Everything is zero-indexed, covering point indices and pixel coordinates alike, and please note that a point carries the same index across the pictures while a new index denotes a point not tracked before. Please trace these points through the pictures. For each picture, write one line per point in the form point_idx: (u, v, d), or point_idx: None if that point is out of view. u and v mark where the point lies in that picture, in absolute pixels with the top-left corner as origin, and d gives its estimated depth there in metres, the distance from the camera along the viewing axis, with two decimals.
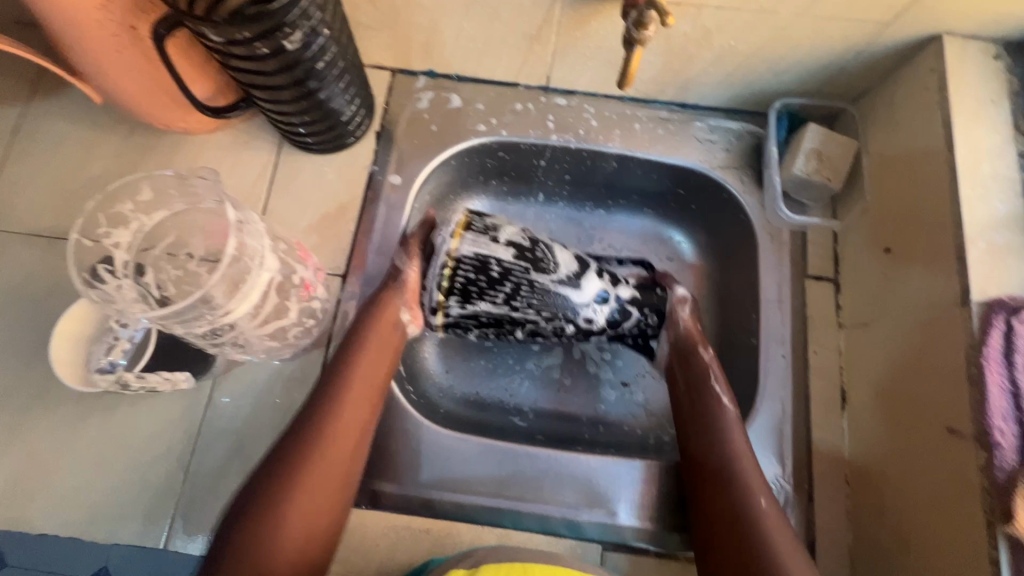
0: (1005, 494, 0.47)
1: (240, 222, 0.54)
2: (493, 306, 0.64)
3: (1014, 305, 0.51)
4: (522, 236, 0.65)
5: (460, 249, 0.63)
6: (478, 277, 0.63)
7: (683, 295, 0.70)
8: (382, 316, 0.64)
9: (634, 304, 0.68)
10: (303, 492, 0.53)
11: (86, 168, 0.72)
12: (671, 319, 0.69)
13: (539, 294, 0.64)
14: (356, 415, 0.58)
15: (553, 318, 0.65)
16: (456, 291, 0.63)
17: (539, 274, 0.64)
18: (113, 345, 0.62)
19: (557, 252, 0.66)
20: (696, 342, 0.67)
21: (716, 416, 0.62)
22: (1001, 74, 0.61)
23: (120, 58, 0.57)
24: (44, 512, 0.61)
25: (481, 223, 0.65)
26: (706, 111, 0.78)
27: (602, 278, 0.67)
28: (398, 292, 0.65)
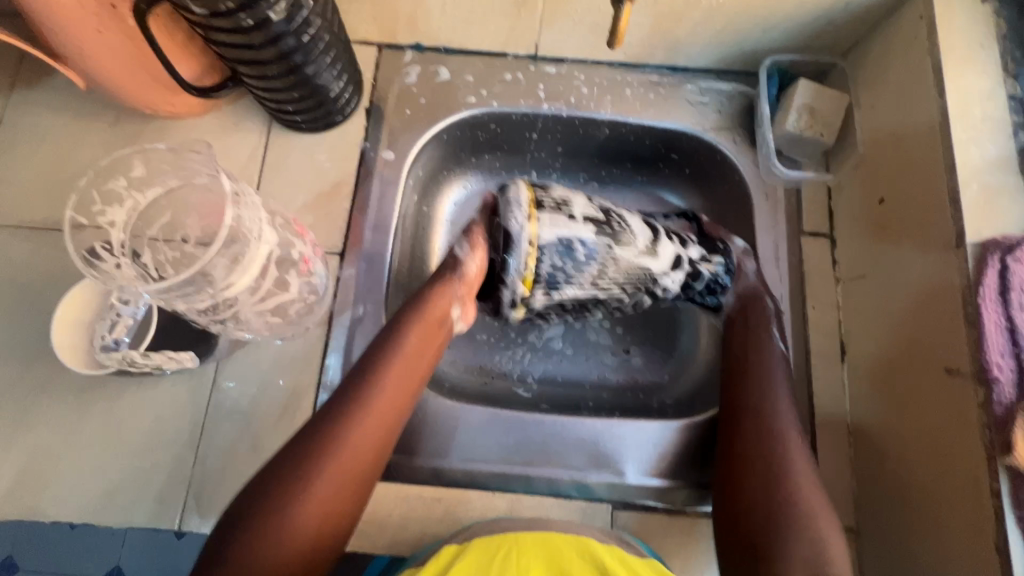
0: (1004, 427, 0.48)
1: (236, 194, 0.54)
2: (581, 288, 0.63)
3: (1009, 244, 0.51)
4: (594, 209, 0.64)
5: (539, 234, 0.60)
6: (561, 260, 0.61)
7: (743, 248, 0.71)
8: (432, 313, 0.60)
9: (704, 262, 0.68)
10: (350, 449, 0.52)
11: (75, 155, 0.71)
12: (739, 271, 0.70)
13: (624, 270, 0.64)
14: (410, 373, 0.58)
15: (637, 291, 0.65)
16: (541, 281, 0.61)
17: (621, 249, 0.63)
18: (116, 323, 0.62)
19: (629, 222, 0.65)
20: (755, 296, 0.68)
21: (763, 371, 0.63)
22: (991, 17, 0.60)
23: (103, 37, 0.56)
24: (56, 499, 0.62)
25: (551, 200, 0.62)
26: (697, 73, 0.77)
27: (673, 242, 0.67)
28: (452, 284, 0.62)
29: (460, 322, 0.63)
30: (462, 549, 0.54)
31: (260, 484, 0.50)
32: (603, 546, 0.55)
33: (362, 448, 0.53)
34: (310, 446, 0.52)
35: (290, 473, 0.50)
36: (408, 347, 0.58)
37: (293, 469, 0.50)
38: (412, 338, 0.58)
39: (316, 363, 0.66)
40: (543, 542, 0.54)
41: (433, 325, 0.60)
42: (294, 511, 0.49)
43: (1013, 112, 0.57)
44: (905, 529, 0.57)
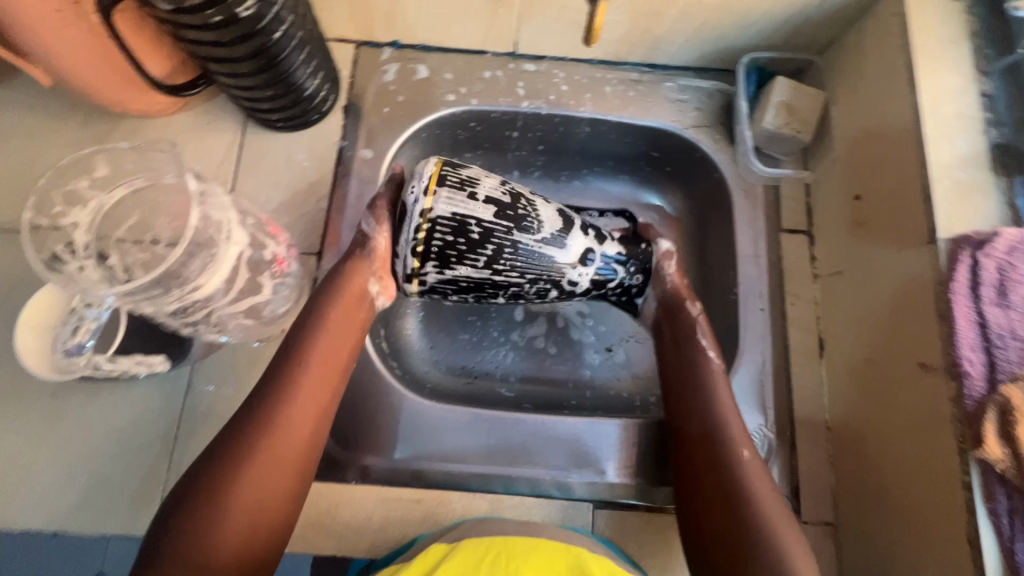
0: (975, 421, 0.48)
1: (204, 193, 0.52)
2: (474, 271, 0.59)
3: (979, 239, 0.51)
4: (502, 192, 0.59)
5: (434, 208, 0.57)
6: (455, 239, 0.57)
7: (671, 249, 0.69)
8: (346, 289, 0.59)
9: (622, 261, 0.65)
10: (255, 479, 0.49)
11: (44, 155, 0.69)
12: (658, 275, 0.68)
13: (522, 256, 0.59)
14: (318, 392, 0.54)
15: (537, 280, 0.61)
16: (432, 256, 0.57)
17: (522, 234, 0.59)
18: (79, 326, 0.59)
19: (539, 209, 0.61)
20: (681, 295, 0.66)
21: (695, 373, 0.61)
22: (962, 15, 0.61)
23: (67, 33, 0.55)
24: (26, 508, 0.60)
25: (457, 175, 0.58)
26: (676, 72, 0.78)
27: (587, 235, 0.63)
28: (365, 262, 0.61)
29: (382, 296, 0.63)
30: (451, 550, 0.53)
31: (161, 527, 0.46)
32: (593, 560, 0.53)
33: (267, 476, 0.49)
34: (212, 480, 0.48)
35: (191, 511, 0.46)
36: (334, 317, 0.58)
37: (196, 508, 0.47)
38: (336, 312, 0.58)
39: None
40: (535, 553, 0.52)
41: (351, 302, 0.59)
42: (220, 514, 0.47)
43: (983, 109, 0.58)
44: (879, 523, 0.58)
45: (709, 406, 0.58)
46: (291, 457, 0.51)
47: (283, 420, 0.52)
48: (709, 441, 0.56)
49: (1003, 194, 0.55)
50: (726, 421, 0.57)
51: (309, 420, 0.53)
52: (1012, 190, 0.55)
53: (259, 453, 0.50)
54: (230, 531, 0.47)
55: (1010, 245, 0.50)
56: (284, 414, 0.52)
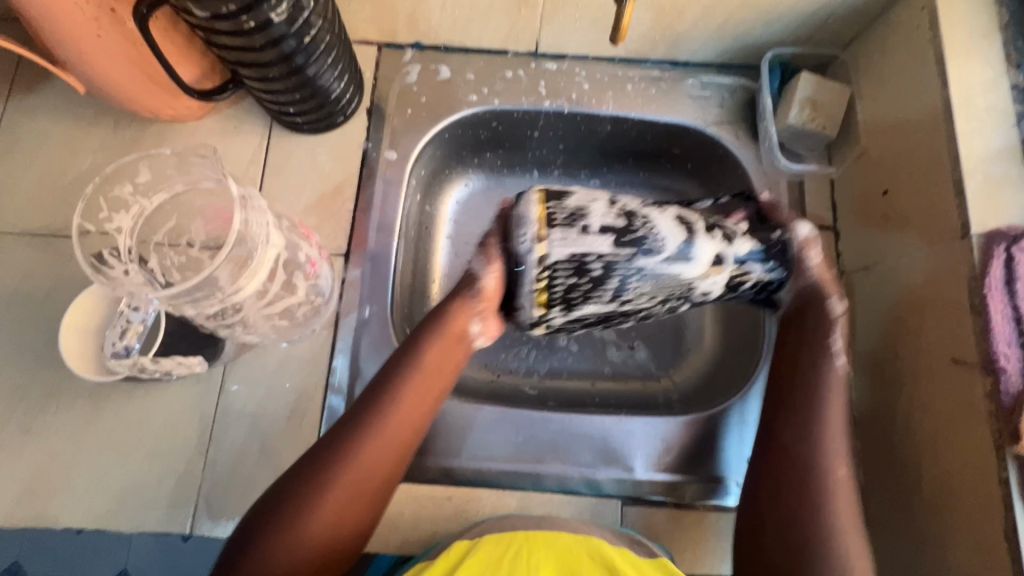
0: (1011, 415, 0.48)
1: (243, 198, 0.53)
2: (601, 303, 0.57)
3: (1013, 235, 0.52)
4: (614, 215, 0.56)
5: (550, 253, 0.54)
6: (577, 279, 0.55)
7: (810, 234, 0.63)
8: (449, 333, 0.57)
9: (757, 259, 0.60)
10: (345, 489, 0.50)
11: (76, 161, 0.70)
12: (800, 265, 0.63)
13: (647, 279, 0.56)
14: (411, 413, 0.54)
15: (669, 299, 0.59)
16: (558, 300, 0.55)
17: (643, 256, 0.55)
18: (126, 329, 0.62)
19: (655, 224, 0.57)
20: (822, 292, 0.61)
21: (812, 386, 0.58)
22: (992, 7, 0.60)
23: (104, 42, 0.56)
24: (67, 506, 0.62)
25: (564, 211, 0.55)
26: (698, 68, 0.77)
27: (714, 238, 0.58)
28: (471, 302, 0.57)
29: (482, 337, 0.59)
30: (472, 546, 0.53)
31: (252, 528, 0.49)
32: (615, 550, 0.54)
33: (356, 487, 0.51)
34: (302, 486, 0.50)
35: (278, 518, 0.49)
36: (431, 355, 0.56)
37: (288, 513, 0.49)
38: (430, 352, 0.56)
39: (323, 365, 0.66)
40: (558, 546, 0.53)
41: (450, 342, 0.56)
42: (305, 522, 0.49)
43: (1015, 102, 0.57)
44: (910, 519, 0.58)
45: (814, 421, 0.56)
46: (379, 471, 0.52)
47: (374, 437, 0.52)
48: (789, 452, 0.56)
49: None
50: (827, 433, 0.56)
51: (399, 438, 0.53)
52: None
53: (349, 466, 0.51)
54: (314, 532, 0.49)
55: None
56: (375, 430, 0.52)
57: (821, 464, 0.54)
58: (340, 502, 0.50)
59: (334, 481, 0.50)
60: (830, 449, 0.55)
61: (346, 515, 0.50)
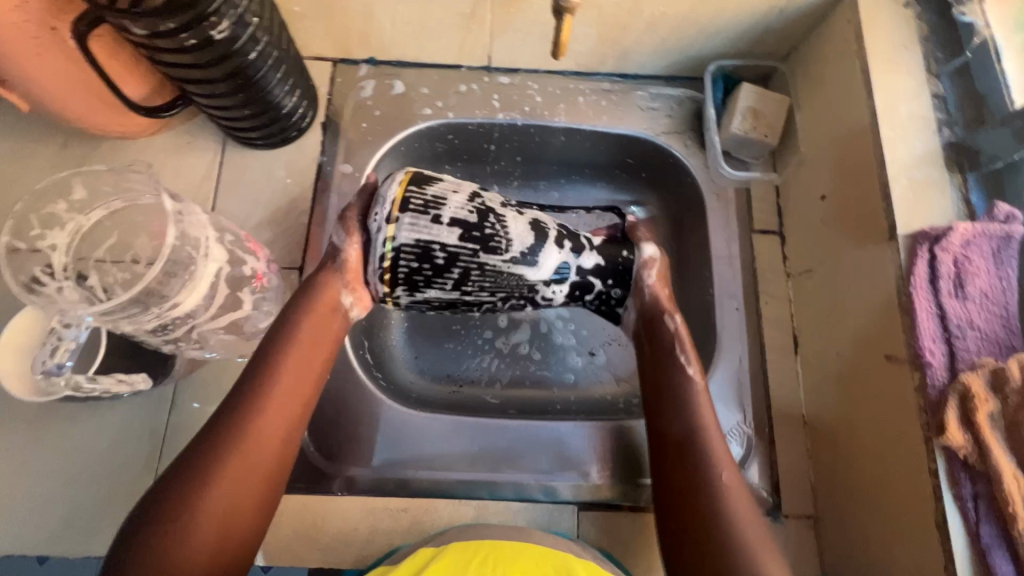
0: (938, 408, 0.50)
1: (180, 213, 0.53)
2: (441, 291, 0.59)
3: (936, 235, 0.53)
4: (469, 210, 0.58)
5: (398, 235, 0.56)
6: (417, 269, 0.59)
7: (653, 254, 0.66)
8: (317, 305, 0.57)
9: (597, 274, 0.63)
10: (223, 484, 0.47)
11: (24, 179, 0.70)
12: (637, 285, 0.65)
13: (491, 277, 0.59)
14: (288, 397, 0.53)
15: (509, 299, 0.61)
16: (400, 282, 0.58)
17: (490, 254, 0.58)
18: (57, 347, 0.58)
19: (510, 224, 0.59)
20: (661, 309, 0.62)
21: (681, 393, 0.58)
22: (914, 20, 0.63)
23: (43, 60, 0.56)
24: (7, 533, 0.60)
25: (422, 197, 0.56)
26: (647, 80, 0.80)
27: (563, 249, 0.61)
28: (336, 275, 0.59)
29: (358, 310, 0.60)
30: (438, 552, 0.53)
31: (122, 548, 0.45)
32: (580, 563, 0.53)
33: (237, 482, 0.48)
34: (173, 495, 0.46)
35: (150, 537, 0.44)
36: (301, 334, 0.56)
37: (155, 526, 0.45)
38: (305, 327, 0.56)
39: None
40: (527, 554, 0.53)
41: (324, 316, 0.57)
42: (187, 523, 0.45)
43: (937, 110, 0.60)
44: (859, 514, 0.59)
45: (690, 415, 0.56)
46: (259, 463, 0.49)
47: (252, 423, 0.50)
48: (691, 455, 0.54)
49: (958, 190, 0.57)
50: (709, 435, 0.55)
51: (276, 430, 0.51)
52: (966, 186, 0.57)
53: (229, 455, 0.48)
54: (197, 540, 0.45)
55: (964, 239, 0.52)
56: (253, 416, 0.50)
57: (714, 465, 0.53)
58: (221, 500, 0.47)
59: (211, 477, 0.47)
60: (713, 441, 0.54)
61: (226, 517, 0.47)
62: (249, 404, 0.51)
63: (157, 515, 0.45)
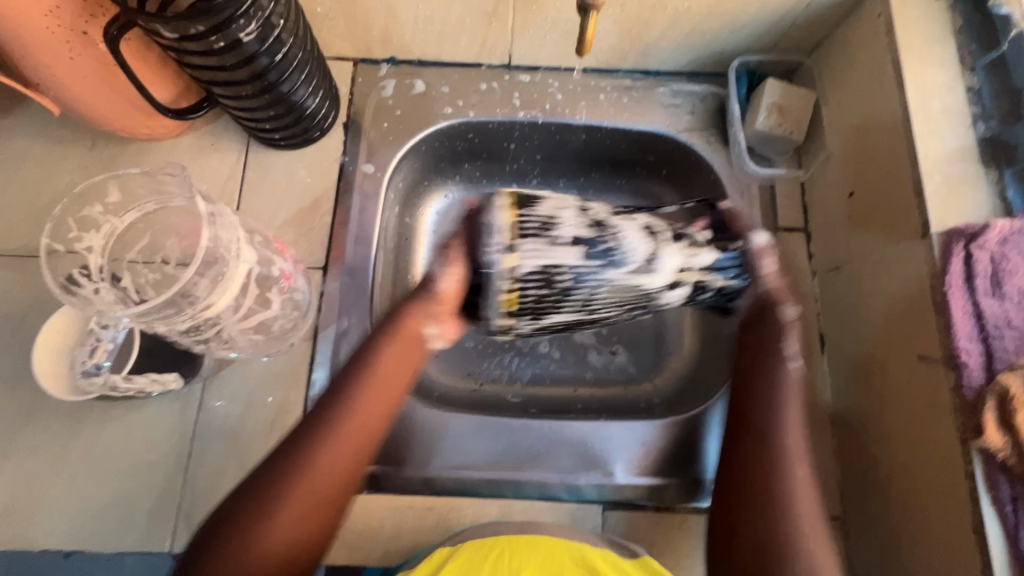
0: (975, 410, 0.49)
1: (212, 215, 0.54)
2: (567, 313, 0.55)
3: (971, 232, 0.52)
4: (585, 224, 0.53)
5: (521, 264, 0.51)
6: (544, 289, 0.52)
7: (765, 242, 0.61)
8: (402, 332, 0.54)
9: (715, 271, 0.58)
10: (295, 505, 0.48)
11: (54, 181, 0.71)
12: (753, 276, 0.61)
13: (607, 293, 0.54)
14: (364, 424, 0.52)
15: (632, 308, 0.57)
16: (528, 310, 0.53)
17: (611, 269, 0.53)
18: (95, 348, 0.62)
19: (624, 234, 0.54)
20: (771, 300, 0.61)
21: (771, 379, 0.58)
22: (945, 12, 0.62)
23: (75, 63, 0.57)
24: (44, 528, 0.61)
25: (536, 220, 0.52)
26: (669, 77, 0.79)
27: (681, 248, 0.56)
28: (424, 304, 0.54)
29: (440, 339, 0.56)
30: (453, 550, 0.54)
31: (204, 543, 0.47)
32: (594, 551, 0.55)
33: (308, 502, 0.49)
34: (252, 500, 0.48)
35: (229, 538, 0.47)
36: (384, 359, 0.53)
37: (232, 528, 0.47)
38: (383, 359, 0.53)
39: (303, 377, 0.66)
40: (543, 552, 0.53)
41: (406, 345, 0.54)
42: (265, 531, 0.47)
43: (970, 104, 0.59)
44: (888, 515, 0.59)
45: (777, 409, 0.56)
46: (335, 478, 0.50)
47: (326, 451, 0.50)
48: (761, 442, 0.55)
49: (993, 186, 0.56)
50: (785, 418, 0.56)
51: (352, 448, 0.51)
52: (1002, 182, 0.56)
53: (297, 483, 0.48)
54: (267, 549, 0.47)
55: (1002, 236, 0.51)
56: (329, 441, 0.50)
57: (785, 456, 0.54)
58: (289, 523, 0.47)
59: (281, 496, 0.48)
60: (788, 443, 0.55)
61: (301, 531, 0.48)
62: (330, 417, 0.51)
63: (240, 516, 0.47)
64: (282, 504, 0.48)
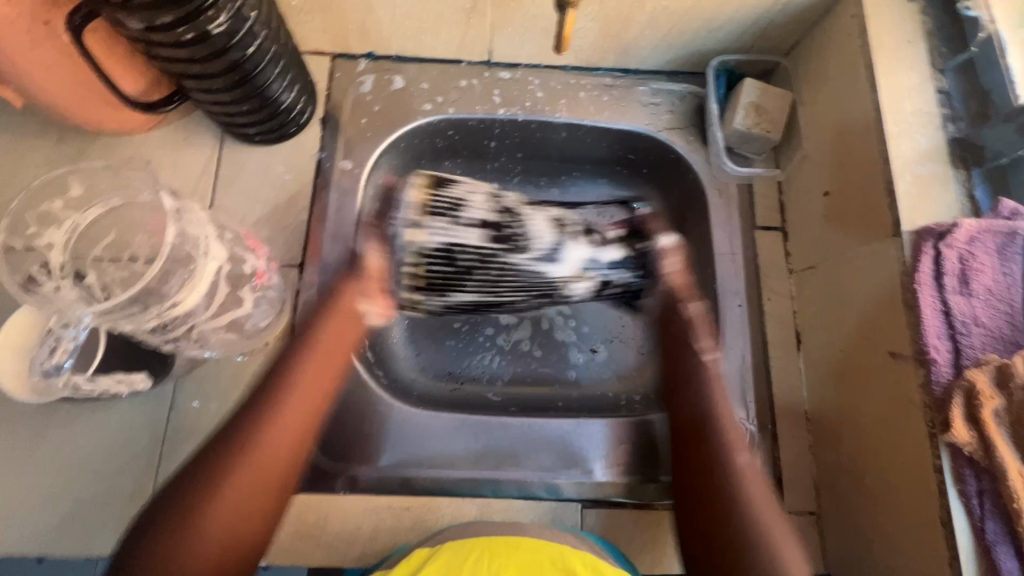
0: (943, 406, 0.50)
1: (180, 210, 0.52)
2: (470, 292, 0.63)
3: (940, 231, 0.53)
4: (492, 212, 0.62)
5: (428, 239, 0.60)
6: (448, 267, 0.61)
7: (671, 244, 0.66)
8: (341, 308, 0.60)
9: (616, 266, 0.64)
10: (238, 486, 0.47)
11: (19, 176, 0.69)
12: (655, 273, 0.66)
13: (514, 276, 0.62)
14: (305, 402, 0.53)
15: (534, 293, 0.64)
16: (431, 285, 0.62)
17: (514, 254, 0.62)
18: (56, 347, 0.59)
19: (530, 225, 0.63)
20: (676, 296, 0.65)
21: (694, 376, 0.62)
22: (917, 15, 0.63)
23: (36, 54, 0.55)
24: (5, 534, 0.59)
25: (445, 201, 0.61)
26: (648, 75, 0.79)
27: (582, 244, 0.63)
28: (355, 282, 0.61)
29: (376, 316, 0.62)
30: (432, 552, 0.52)
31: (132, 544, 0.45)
32: (572, 552, 0.53)
33: (253, 485, 0.48)
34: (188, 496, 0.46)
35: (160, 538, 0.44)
36: (325, 333, 0.58)
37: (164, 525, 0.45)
38: (326, 329, 0.58)
39: None
40: (520, 555, 0.52)
41: (342, 317, 0.59)
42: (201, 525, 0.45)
43: (941, 105, 0.60)
44: (861, 510, 0.60)
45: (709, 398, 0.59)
46: (272, 465, 0.49)
47: (266, 430, 0.50)
48: (704, 441, 0.56)
49: (962, 186, 0.57)
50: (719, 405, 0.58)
51: (291, 434, 0.51)
52: (970, 183, 0.57)
53: (242, 463, 0.48)
54: (210, 535, 0.45)
55: (969, 235, 0.52)
56: (271, 421, 0.51)
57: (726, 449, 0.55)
58: (235, 505, 0.47)
59: (224, 478, 0.47)
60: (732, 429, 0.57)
61: (246, 515, 0.47)
62: (263, 408, 0.52)
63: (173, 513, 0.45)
64: (226, 487, 0.47)
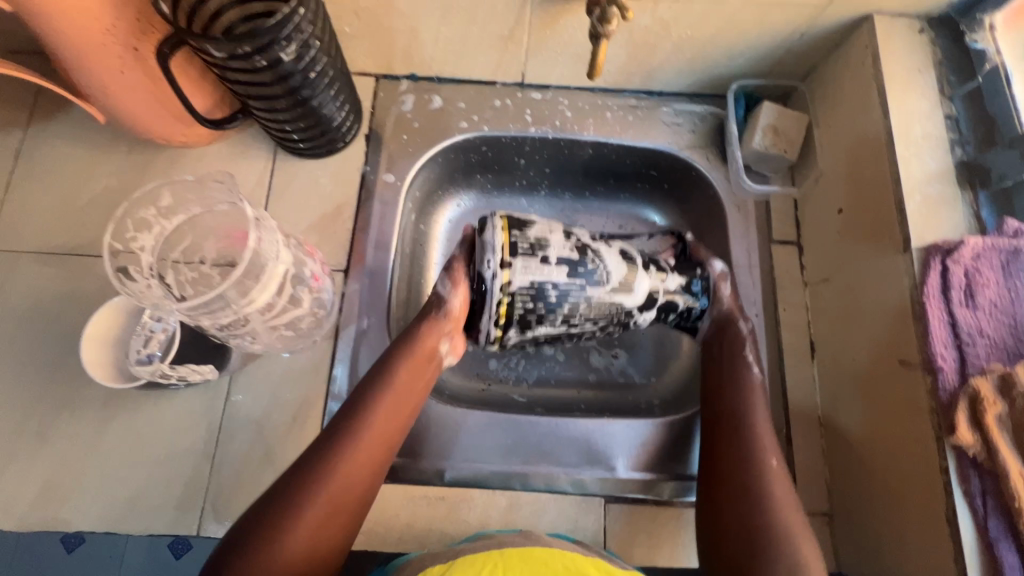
0: (949, 410, 0.54)
1: (257, 219, 0.58)
2: (552, 327, 0.66)
3: (947, 248, 0.57)
4: (571, 249, 0.65)
5: (512, 281, 0.62)
6: (534, 306, 0.63)
7: (722, 270, 0.73)
8: (420, 348, 0.64)
9: (681, 293, 0.71)
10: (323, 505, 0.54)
11: (92, 184, 0.75)
12: (716, 296, 0.72)
13: (595, 308, 0.66)
14: (383, 438, 0.60)
15: (608, 323, 0.68)
16: (515, 323, 0.64)
17: (594, 288, 0.65)
18: (150, 338, 0.67)
19: (604, 258, 0.66)
20: (730, 318, 0.71)
21: (737, 385, 0.66)
22: (926, 47, 0.67)
23: (125, 76, 0.61)
24: (78, 510, 0.65)
25: (526, 241, 0.63)
26: (672, 97, 0.84)
27: (649, 274, 0.68)
28: (438, 321, 0.65)
29: (450, 353, 0.68)
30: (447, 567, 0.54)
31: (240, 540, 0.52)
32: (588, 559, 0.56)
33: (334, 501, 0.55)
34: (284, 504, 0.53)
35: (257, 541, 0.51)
36: (404, 369, 0.63)
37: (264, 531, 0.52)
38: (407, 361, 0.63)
39: (325, 372, 0.71)
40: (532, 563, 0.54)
41: (426, 353, 0.64)
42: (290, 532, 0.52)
43: (950, 130, 0.64)
44: (871, 509, 0.63)
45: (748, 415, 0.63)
46: (351, 487, 0.56)
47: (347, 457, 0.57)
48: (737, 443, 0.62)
49: (969, 206, 0.61)
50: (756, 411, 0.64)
51: (372, 456, 0.59)
52: (977, 203, 0.61)
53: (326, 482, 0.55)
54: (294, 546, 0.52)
55: (974, 252, 0.56)
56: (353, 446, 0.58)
57: (761, 456, 0.60)
58: (319, 515, 0.54)
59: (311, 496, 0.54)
60: (763, 431, 0.62)
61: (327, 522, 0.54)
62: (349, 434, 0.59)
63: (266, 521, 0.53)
64: (308, 504, 0.54)
